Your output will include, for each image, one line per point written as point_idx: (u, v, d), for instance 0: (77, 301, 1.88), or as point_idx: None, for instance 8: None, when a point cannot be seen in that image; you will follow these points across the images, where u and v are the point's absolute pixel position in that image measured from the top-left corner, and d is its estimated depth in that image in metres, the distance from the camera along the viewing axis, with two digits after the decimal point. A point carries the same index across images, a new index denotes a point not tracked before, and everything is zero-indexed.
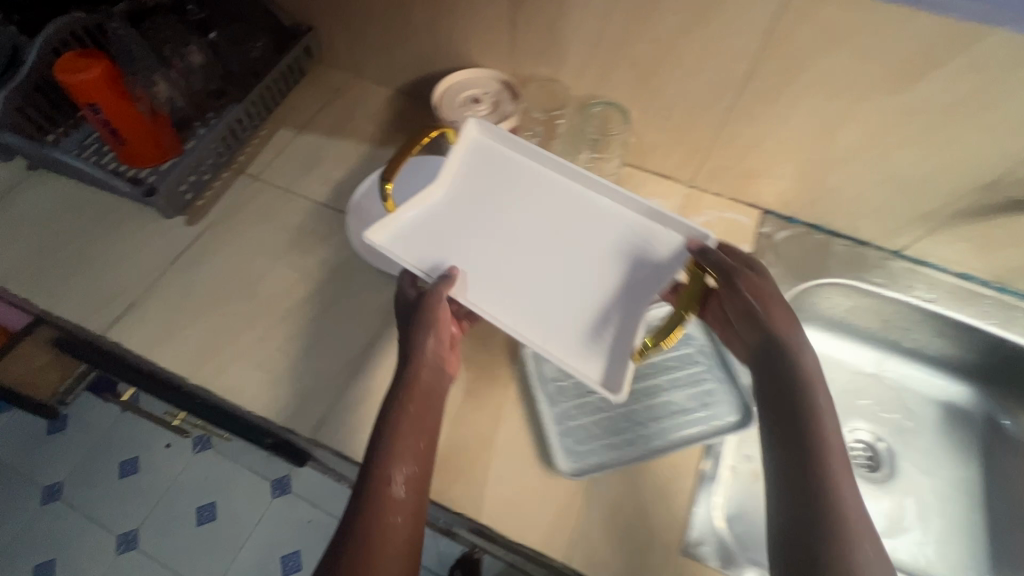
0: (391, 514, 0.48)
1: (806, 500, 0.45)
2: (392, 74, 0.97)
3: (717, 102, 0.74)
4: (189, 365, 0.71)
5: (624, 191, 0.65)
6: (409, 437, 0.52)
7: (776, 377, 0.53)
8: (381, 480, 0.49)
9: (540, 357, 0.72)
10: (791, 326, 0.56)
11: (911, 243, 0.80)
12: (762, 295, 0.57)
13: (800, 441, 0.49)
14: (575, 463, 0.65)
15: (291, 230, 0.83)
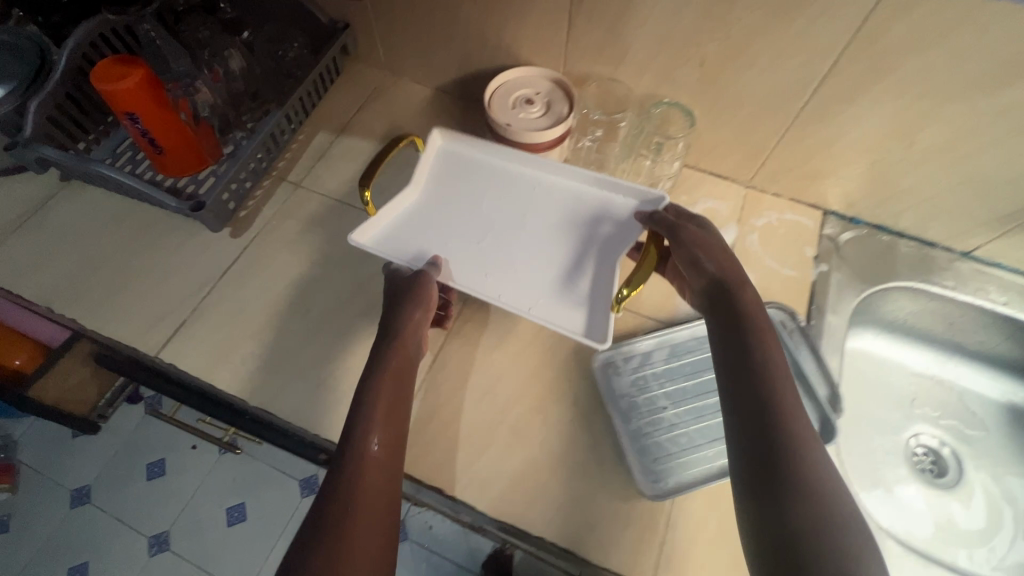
0: (371, 464, 0.50)
1: (759, 430, 0.48)
2: (434, 73, 0.93)
3: (790, 102, 0.71)
4: (247, 384, 0.69)
5: (578, 169, 0.75)
6: (383, 397, 0.55)
7: (731, 345, 0.55)
8: (360, 433, 0.52)
9: (608, 372, 0.70)
10: (735, 269, 0.61)
11: (983, 244, 0.77)
12: (710, 251, 0.62)
13: (756, 407, 0.50)
14: (654, 483, 0.63)
15: (340, 240, 0.80)
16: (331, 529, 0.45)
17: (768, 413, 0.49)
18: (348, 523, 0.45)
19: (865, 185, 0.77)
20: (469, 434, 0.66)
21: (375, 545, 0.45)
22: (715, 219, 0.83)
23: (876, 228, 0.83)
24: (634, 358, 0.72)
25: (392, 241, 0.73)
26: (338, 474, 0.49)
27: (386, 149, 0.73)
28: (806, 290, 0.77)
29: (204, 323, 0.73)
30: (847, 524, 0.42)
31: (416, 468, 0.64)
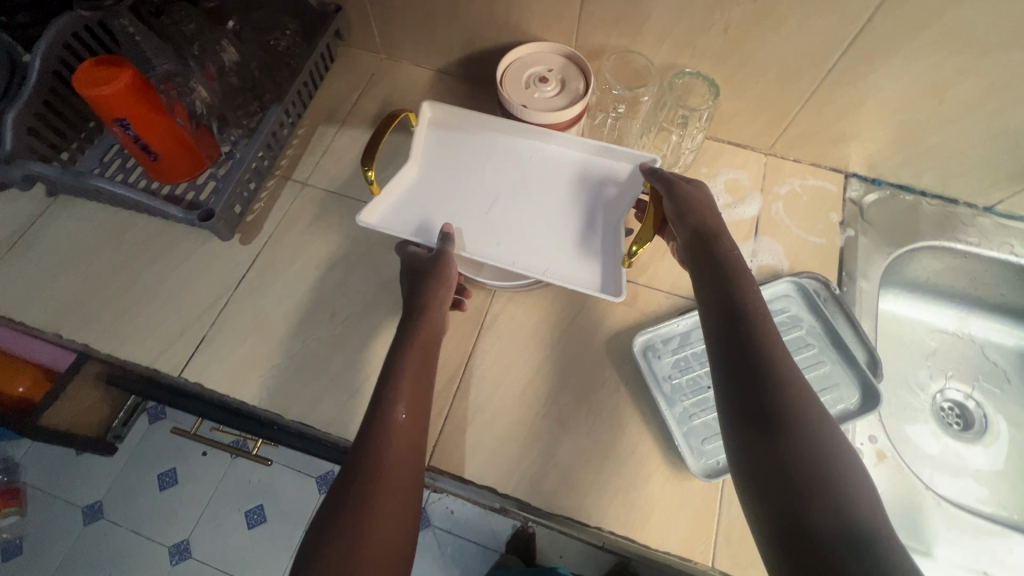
0: (393, 439, 0.50)
1: (758, 411, 0.47)
2: (436, 54, 0.88)
3: (817, 66, 0.69)
4: (279, 396, 0.66)
5: (571, 135, 0.72)
6: (407, 370, 0.55)
7: (725, 316, 0.54)
8: (382, 406, 0.51)
9: (649, 355, 0.69)
10: (716, 222, 0.61)
11: (1006, 199, 0.78)
12: (703, 211, 0.62)
13: (757, 381, 0.48)
14: (705, 463, 0.63)
15: (356, 238, 0.77)
16: (349, 500, 0.46)
17: (756, 365, 0.49)
18: (367, 495, 0.46)
19: (890, 145, 0.76)
20: (515, 429, 0.65)
21: (392, 515, 0.46)
22: (738, 190, 0.81)
23: (899, 188, 0.82)
24: (673, 339, 0.71)
25: (397, 223, 0.68)
26: (359, 446, 0.49)
27: (385, 124, 0.67)
28: (835, 257, 0.76)
29: (224, 336, 0.70)
30: (837, 463, 0.44)
31: (464, 469, 0.63)
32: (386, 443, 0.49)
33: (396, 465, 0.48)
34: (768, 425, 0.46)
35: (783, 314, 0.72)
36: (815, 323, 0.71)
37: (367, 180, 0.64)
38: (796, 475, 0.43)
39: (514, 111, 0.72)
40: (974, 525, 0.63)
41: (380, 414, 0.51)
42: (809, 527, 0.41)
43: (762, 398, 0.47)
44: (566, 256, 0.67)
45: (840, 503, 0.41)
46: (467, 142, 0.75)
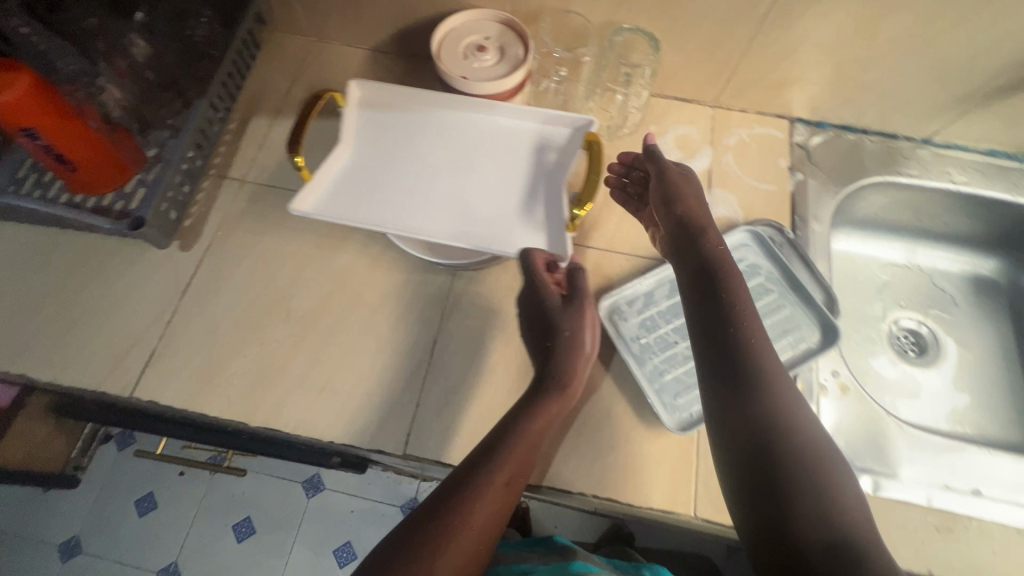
0: (485, 504, 0.51)
1: (750, 410, 0.49)
2: (367, 32, 0.84)
3: (752, 13, 0.68)
4: (242, 404, 0.63)
5: (511, 104, 0.70)
6: (526, 438, 0.54)
7: (714, 313, 0.55)
8: (487, 470, 0.53)
9: (615, 319, 0.69)
10: (700, 212, 0.63)
11: (942, 128, 0.80)
12: (692, 203, 0.64)
13: (748, 379, 0.50)
14: (679, 417, 0.64)
15: (305, 232, 0.73)
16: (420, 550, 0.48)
17: (737, 353, 0.52)
18: (439, 543, 0.49)
19: (829, 86, 0.77)
20: (492, 408, 0.64)
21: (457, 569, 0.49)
22: (689, 145, 0.81)
23: (842, 128, 0.84)
24: (637, 300, 0.71)
25: (336, 207, 0.65)
26: (450, 503, 0.51)
27: (306, 109, 0.65)
28: (787, 202, 0.78)
29: (175, 350, 0.66)
30: (812, 448, 0.47)
31: (442, 453, 0.62)
32: (476, 506, 0.51)
33: (476, 526, 0.50)
34: (748, 412, 0.49)
35: (741, 263, 0.73)
36: (773, 269, 0.72)
37: (294, 166, 0.62)
38: (772, 457, 0.47)
39: (457, 85, 0.70)
40: (933, 443, 0.66)
41: (481, 479, 0.52)
42: (785, 507, 0.44)
43: (742, 384, 0.50)
44: (511, 226, 0.66)
45: (814, 485, 0.45)
46: (404, 119, 0.72)
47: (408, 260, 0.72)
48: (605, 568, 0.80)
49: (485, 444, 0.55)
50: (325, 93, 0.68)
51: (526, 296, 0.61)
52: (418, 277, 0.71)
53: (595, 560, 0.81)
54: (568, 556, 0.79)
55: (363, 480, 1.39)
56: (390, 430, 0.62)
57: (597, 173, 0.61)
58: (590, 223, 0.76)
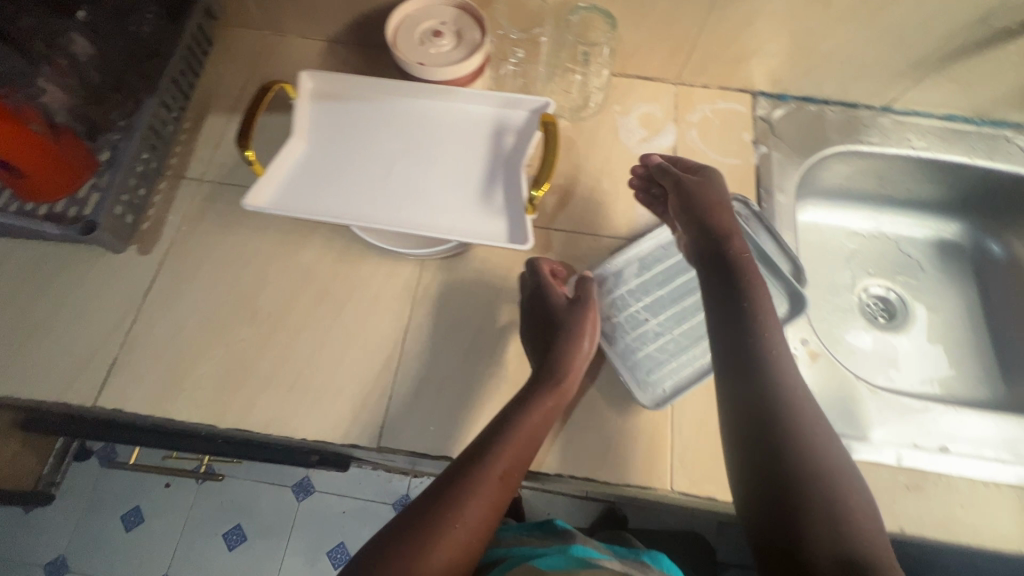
0: (479, 495, 0.52)
1: (778, 421, 0.50)
2: (322, 22, 0.82)
3: None
4: (211, 407, 0.62)
5: (469, 90, 0.70)
6: (522, 432, 0.56)
7: (743, 323, 0.56)
8: (481, 462, 0.54)
9: None
10: (726, 220, 0.63)
11: (901, 95, 0.81)
12: (719, 215, 0.64)
13: (778, 390, 0.52)
14: (652, 393, 0.64)
15: (268, 229, 0.72)
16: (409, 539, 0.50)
17: (764, 366, 0.53)
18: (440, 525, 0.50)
19: (788, 58, 0.77)
20: (466, 395, 0.64)
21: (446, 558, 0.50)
22: (653, 123, 0.81)
23: (804, 100, 0.84)
24: (607, 280, 0.70)
25: (292, 201, 0.65)
26: (443, 495, 0.52)
27: (255, 102, 0.65)
28: (751, 175, 0.78)
29: (139, 356, 0.65)
30: (834, 460, 0.49)
31: (418, 444, 0.61)
32: (468, 496, 0.52)
33: (467, 517, 0.51)
34: (771, 424, 0.50)
35: None
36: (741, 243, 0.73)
37: (245, 159, 0.62)
38: (793, 466, 0.48)
39: (414, 71, 0.69)
40: (902, 405, 0.67)
41: (474, 470, 0.53)
42: (803, 515, 0.46)
43: (768, 395, 0.51)
44: (470, 211, 0.65)
45: (832, 498, 0.47)
46: (360, 109, 0.72)
47: (374, 252, 0.71)
48: (607, 554, 0.74)
49: (485, 436, 0.56)
50: (274, 85, 0.67)
51: (533, 300, 0.65)
52: (386, 268, 0.70)
53: (596, 545, 0.76)
54: (566, 541, 0.74)
55: (352, 480, 1.38)
56: (363, 423, 0.62)
57: (553, 153, 0.62)
58: (557, 205, 0.75)
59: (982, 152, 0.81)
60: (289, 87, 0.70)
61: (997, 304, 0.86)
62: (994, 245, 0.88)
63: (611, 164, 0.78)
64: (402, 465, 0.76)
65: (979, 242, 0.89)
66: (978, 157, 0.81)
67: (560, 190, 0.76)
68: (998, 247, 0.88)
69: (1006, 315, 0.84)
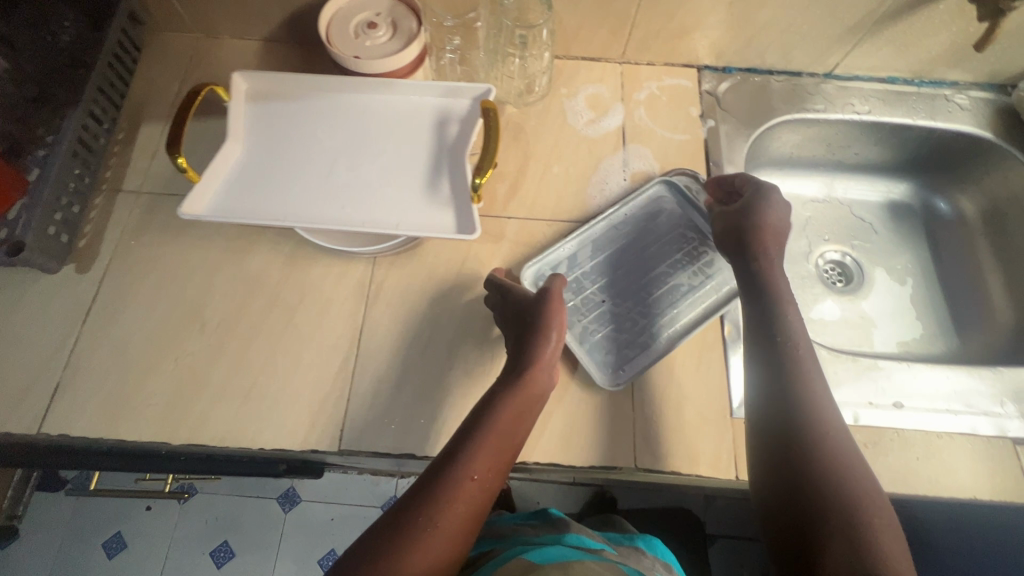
0: (453, 508, 0.51)
1: (807, 439, 0.52)
2: (255, 21, 0.80)
3: None
4: (164, 424, 0.60)
5: (409, 80, 0.68)
6: (489, 437, 0.54)
7: (776, 346, 0.58)
8: (451, 474, 0.52)
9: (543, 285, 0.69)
10: (769, 245, 0.64)
11: (841, 61, 0.82)
12: (764, 242, 0.64)
13: (808, 412, 0.54)
14: (612, 373, 0.65)
15: (213, 238, 0.70)
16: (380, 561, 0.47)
17: (797, 382, 0.55)
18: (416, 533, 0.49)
19: (728, 30, 0.77)
20: (426, 391, 0.63)
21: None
22: (600, 104, 0.80)
23: (748, 72, 0.85)
24: (561, 265, 0.71)
25: (232, 206, 0.63)
26: (414, 511, 0.50)
27: (182, 107, 0.63)
28: (701, 149, 0.78)
29: (84, 378, 0.62)
30: (859, 478, 0.51)
31: (380, 445, 0.60)
32: (441, 510, 0.50)
33: (439, 534, 0.49)
34: (793, 431, 0.53)
35: (662, 216, 0.74)
36: (693, 218, 0.74)
37: (177, 167, 0.60)
38: (816, 480, 0.50)
39: (351, 66, 0.68)
40: (858, 365, 0.68)
41: (444, 482, 0.52)
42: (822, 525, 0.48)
43: (798, 406, 0.54)
44: (417, 203, 0.64)
45: (854, 514, 0.48)
46: (297, 108, 0.70)
47: (324, 254, 0.69)
48: (603, 542, 0.75)
49: (458, 439, 0.55)
50: (204, 87, 0.65)
51: (499, 309, 0.64)
52: (337, 269, 0.68)
53: (592, 534, 0.76)
54: (562, 530, 0.74)
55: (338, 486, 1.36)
56: (322, 429, 0.61)
57: (494, 138, 0.61)
58: (509, 193, 0.75)
59: (922, 112, 0.83)
60: (220, 89, 0.67)
61: (948, 260, 0.88)
62: (941, 202, 0.90)
63: (560, 147, 0.77)
64: (375, 466, 0.74)
65: (927, 200, 0.91)
66: (919, 117, 0.83)
67: (511, 177, 0.76)
68: (945, 204, 0.90)
69: (957, 270, 0.87)
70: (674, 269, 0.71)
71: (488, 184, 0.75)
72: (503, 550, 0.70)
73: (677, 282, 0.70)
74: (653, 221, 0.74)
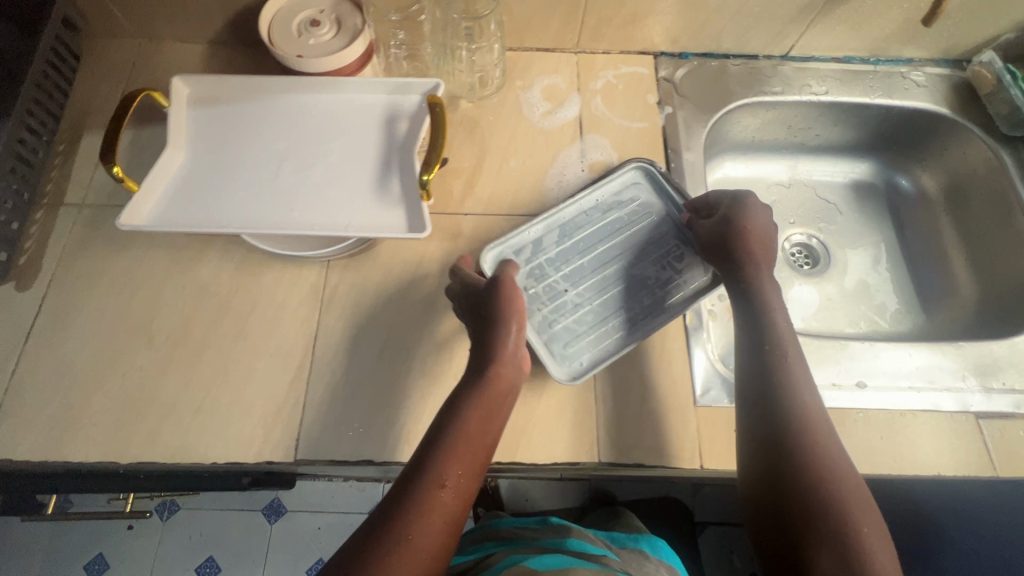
0: (425, 519, 0.47)
1: (798, 451, 0.51)
2: (198, 22, 0.77)
3: None
4: (111, 444, 0.58)
5: (355, 79, 0.67)
6: (456, 440, 0.51)
7: (761, 357, 0.57)
8: (421, 485, 0.49)
9: None
10: (755, 255, 0.62)
11: (796, 42, 0.81)
12: (748, 252, 0.62)
13: (797, 421, 0.53)
14: (569, 366, 0.63)
15: (160, 249, 0.67)
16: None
17: (785, 393, 0.54)
18: (387, 550, 0.45)
19: (680, 15, 0.77)
20: (382, 396, 0.61)
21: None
22: (556, 95, 0.79)
23: (705, 57, 0.84)
24: (525, 249, 0.69)
25: (174, 215, 0.61)
26: (385, 526, 0.47)
27: (117, 115, 0.60)
28: (659, 137, 0.77)
29: (26, 400, 0.60)
30: (850, 485, 0.49)
31: (337, 453, 0.59)
32: (412, 525, 0.47)
33: (412, 550, 0.46)
34: (781, 439, 0.52)
35: (634, 205, 0.72)
36: (667, 209, 0.72)
37: (113, 177, 0.58)
38: (805, 491, 0.49)
39: (291, 64, 0.66)
40: (821, 347, 0.67)
41: (413, 495, 0.48)
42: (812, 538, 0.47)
43: (785, 415, 0.53)
44: (366, 205, 0.63)
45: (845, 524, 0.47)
46: (242, 111, 0.68)
47: (275, 260, 0.67)
48: (604, 547, 0.75)
49: (425, 443, 0.52)
50: (140, 93, 0.63)
51: (457, 302, 0.61)
52: (289, 275, 0.67)
53: (592, 538, 0.75)
54: (562, 534, 0.74)
55: (323, 494, 1.33)
56: (277, 440, 0.59)
57: (441, 134, 0.60)
58: (465, 190, 0.73)
59: (879, 90, 0.83)
60: (158, 95, 0.65)
61: (911, 237, 0.88)
62: (903, 180, 0.91)
63: (516, 140, 0.76)
64: (346, 473, 0.73)
65: (890, 178, 0.91)
66: (876, 96, 0.83)
67: (467, 173, 0.74)
68: (907, 181, 0.90)
69: (920, 247, 0.87)
70: (642, 260, 0.69)
71: (444, 181, 0.74)
72: (502, 555, 0.69)
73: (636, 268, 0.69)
74: (625, 209, 0.72)
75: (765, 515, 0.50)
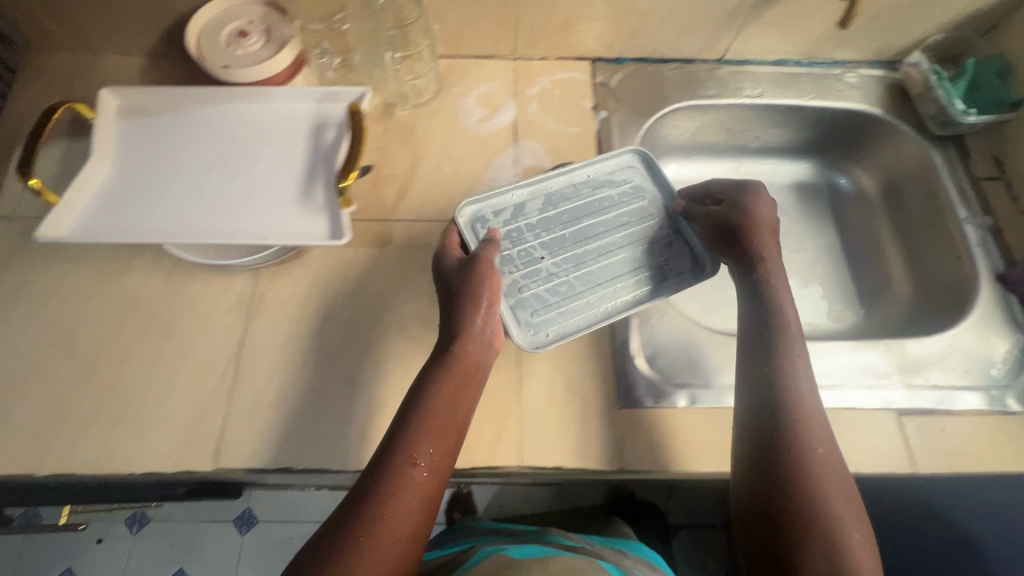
0: (397, 497, 0.47)
1: (793, 454, 0.50)
2: (131, 36, 0.78)
3: None
4: (29, 457, 0.58)
5: (282, 88, 0.68)
6: (427, 420, 0.51)
7: (766, 357, 0.56)
8: (394, 474, 0.48)
9: (477, 227, 0.67)
10: (760, 247, 0.62)
11: (730, 46, 0.82)
12: (755, 246, 0.62)
13: (793, 422, 0.51)
14: (533, 337, 0.63)
15: (88, 260, 0.67)
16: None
17: (790, 395, 0.53)
18: (360, 528, 0.45)
19: (609, 22, 0.77)
20: (303, 405, 0.61)
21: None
22: (491, 102, 0.80)
23: (641, 61, 0.85)
24: (505, 210, 0.69)
25: (98, 225, 0.62)
26: (359, 505, 0.47)
27: (34, 130, 0.61)
28: (592, 141, 0.78)
29: None
30: (842, 496, 0.48)
31: (255, 463, 0.59)
32: (389, 514, 0.46)
33: (391, 537, 0.46)
34: (779, 443, 0.50)
35: (626, 185, 0.72)
36: (658, 194, 0.72)
37: (30, 190, 0.58)
38: (798, 494, 0.48)
39: (216, 72, 0.68)
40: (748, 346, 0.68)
41: (387, 484, 0.48)
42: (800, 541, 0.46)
43: (788, 420, 0.51)
44: (292, 210, 0.63)
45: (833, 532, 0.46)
46: (168, 120, 0.69)
47: (203, 271, 0.67)
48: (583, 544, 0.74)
49: (398, 419, 0.52)
50: (61, 106, 0.63)
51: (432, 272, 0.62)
52: (215, 284, 0.67)
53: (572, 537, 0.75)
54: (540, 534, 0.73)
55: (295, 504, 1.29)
56: (195, 451, 0.59)
57: (361, 138, 0.62)
58: (397, 196, 0.73)
59: (813, 93, 0.84)
60: (83, 107, 0.66)
61: (852, 235, 0.89)
62: (843, 179, 0.92)
63: (450, 146, 0.77)
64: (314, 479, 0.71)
65: (831, 177, 0.92)
66: (810, 98, 0.84)
67: (399, 180, 0.75)
68: (847, 180, 0.91)
69: (859, 245, 0.88)
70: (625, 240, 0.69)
71: (376, 188, 0.74)
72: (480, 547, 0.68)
73: (611, 246, 0.69)
74: (616, 187, 0.72)
75: (749, 515, 0.49)
